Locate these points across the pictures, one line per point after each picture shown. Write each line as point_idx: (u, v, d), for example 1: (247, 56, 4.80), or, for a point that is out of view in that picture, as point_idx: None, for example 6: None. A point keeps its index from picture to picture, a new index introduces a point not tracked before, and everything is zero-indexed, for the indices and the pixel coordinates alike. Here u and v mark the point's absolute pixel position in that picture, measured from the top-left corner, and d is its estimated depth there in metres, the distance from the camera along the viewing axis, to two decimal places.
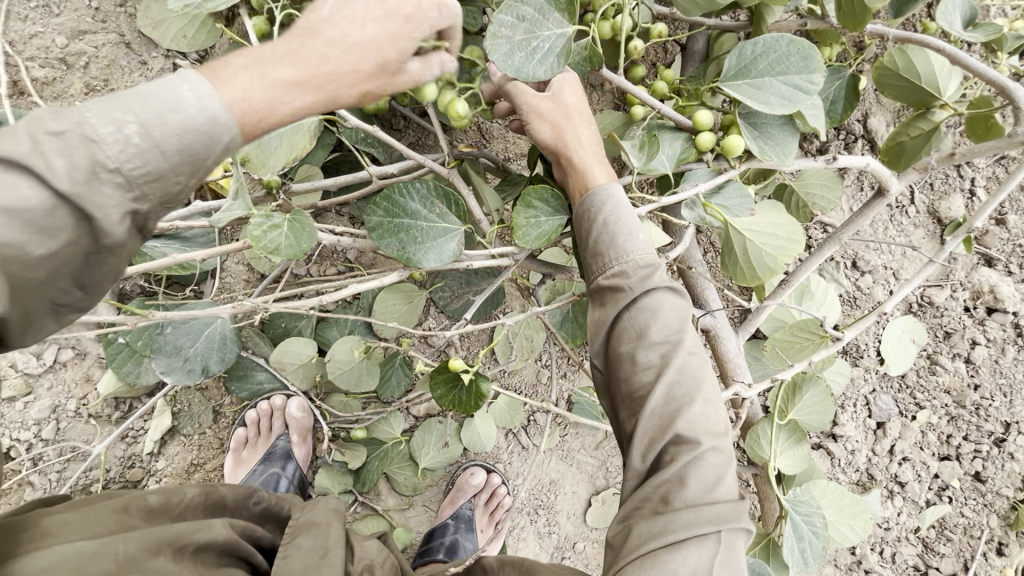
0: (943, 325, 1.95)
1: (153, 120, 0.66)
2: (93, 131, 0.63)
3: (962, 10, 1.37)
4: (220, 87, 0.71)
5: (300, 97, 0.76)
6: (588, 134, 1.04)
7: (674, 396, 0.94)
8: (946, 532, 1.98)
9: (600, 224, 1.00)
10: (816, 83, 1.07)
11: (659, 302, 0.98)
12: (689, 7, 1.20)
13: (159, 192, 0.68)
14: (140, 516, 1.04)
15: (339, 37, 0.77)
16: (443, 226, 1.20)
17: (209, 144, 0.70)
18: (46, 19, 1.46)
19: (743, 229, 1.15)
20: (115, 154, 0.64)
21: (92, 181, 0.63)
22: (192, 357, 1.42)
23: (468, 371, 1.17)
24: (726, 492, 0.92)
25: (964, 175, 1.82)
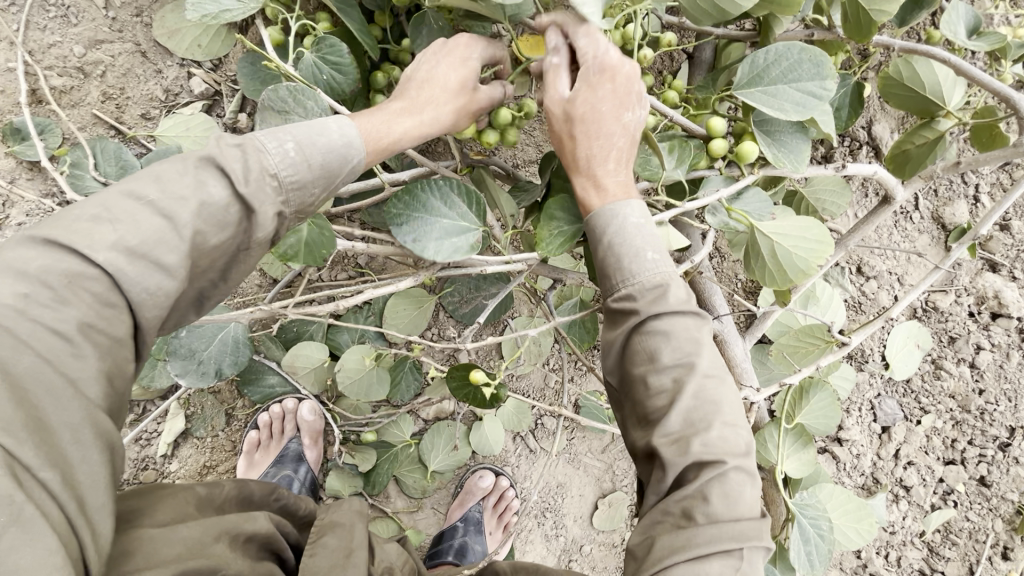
0: (947, 330, 1.96)
1: (305, 140, 0.89)
2: (262, 146, 0.86)
3: (966, 19, 1.39)
4: (356, 123, 0.98)
5: (408, 121, 1.01)
6: (602, 147, 1.01)
7: (690, 421, 0.95)
8: (951, 536, 1.99)
9: (606, 246, 1.02)
10: (829, 89, 1.08)
11: (671, 325, 0.98)
12: (698, 17, 1.19)
13: (297, 199, 0.89)
14: (192, 504, 1.12)
15: (426, 76, 1.04)
16: (462, 224, 1.18)
17: (342, 160, 0.93)
18: (64, 29, 1.49)
19: (771, 232, 1.15)
20: (278, 164, 0.86)
21: (258, 183, 0.84)
22: (206, 360, 1.44)
23: (488, 384, 1.20)
24: (748, 509, 0.94)
25: (968, 182, 1.84)
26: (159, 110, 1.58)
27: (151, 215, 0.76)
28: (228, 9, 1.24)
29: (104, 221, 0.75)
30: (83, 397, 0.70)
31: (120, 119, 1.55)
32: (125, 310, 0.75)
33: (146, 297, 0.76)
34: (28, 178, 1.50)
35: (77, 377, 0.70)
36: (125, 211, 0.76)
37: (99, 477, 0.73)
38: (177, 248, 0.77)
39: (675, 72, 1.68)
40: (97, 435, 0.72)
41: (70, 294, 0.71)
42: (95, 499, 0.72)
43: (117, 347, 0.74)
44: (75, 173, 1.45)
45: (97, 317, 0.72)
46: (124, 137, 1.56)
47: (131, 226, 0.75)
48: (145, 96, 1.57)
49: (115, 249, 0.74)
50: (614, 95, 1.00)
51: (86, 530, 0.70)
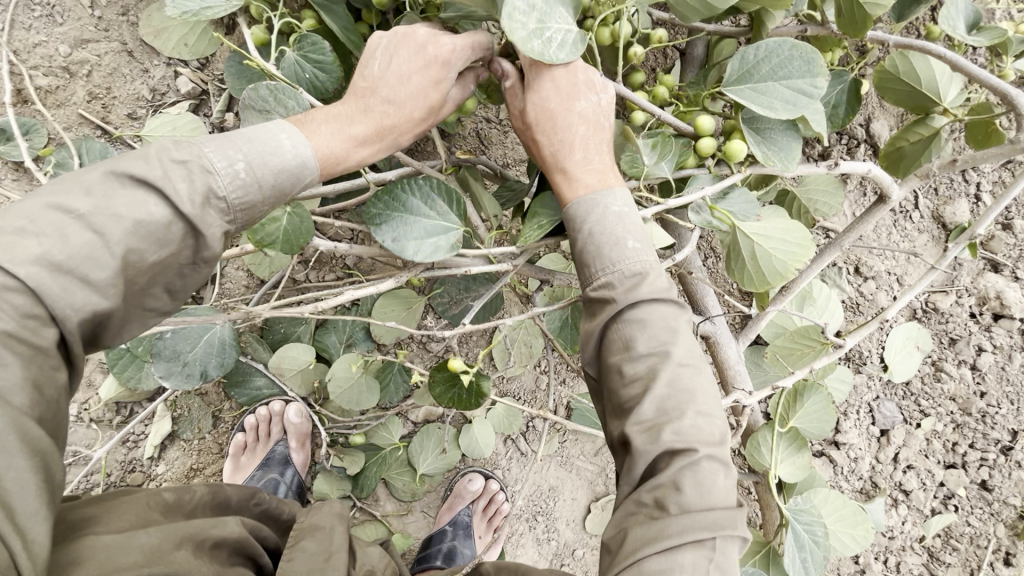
0: (948, 332, 1.92)
1: (256, 159, 0.89)
2: (210, 165, 0.85)
3: (965, 14, 1.35)
4: (312, 138, 0.96)
5: (366, 148, 1.00)
6: (563, 137, 1.00)
7: (665, 408, 0.93)
8: (952, 541, 1.94)
9: (584, 234, 1.00)
10: (820, 87, 1.06)
11: (647, 313, 0.96)
12: (685, 11, 1.15)
13: (245, 218, 0.90)
14: (159, 510, 1.13)
15: (391, 92, 0.98)
16: (442, 223, 1.15)
17: (295, 181, 0.93)
18: (49, 28, 1.48)
19: (752, 233, 1.12)
20: (226, 186, 0.86)
21: (204, 206, 0.84)
22: (191, 362, 1.43)
23: (466, 372, 1.16)
24: (722, 496, 0.91)
25: (969, 180, 1.80)
26: (145, 110, 1.57)
27: (80, 230, 0.77)
28: (209, 6, 1.22)
29: (29, 235, 0.75)
30: (8, 404, 0.70)
31: (106, 119, 1.55)
32: (49, 322, 0.75)
33: (71, 312, 0.76)
34: (14, 179, 1.49)
35: (2, 387, 0.70)
36: (51, 224, 0.76)
37: (27, 484, 0.72)
38: (106, 265, 0.77)
39: (668, 70, 1.66)
40: (24, 442, 0.72)
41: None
42: (24, 504, 0.72)
43: (41, 357, 0.75)
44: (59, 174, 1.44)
45: (19, 328, 0.72)
46: (110, 137, 1.55)
47: (59, 241, 0.76)
48: (132, 96, 1.56)
49: (38, 265, 0.74)
50: (557, 91, 1.00)
51: (16, 539, 0.70)
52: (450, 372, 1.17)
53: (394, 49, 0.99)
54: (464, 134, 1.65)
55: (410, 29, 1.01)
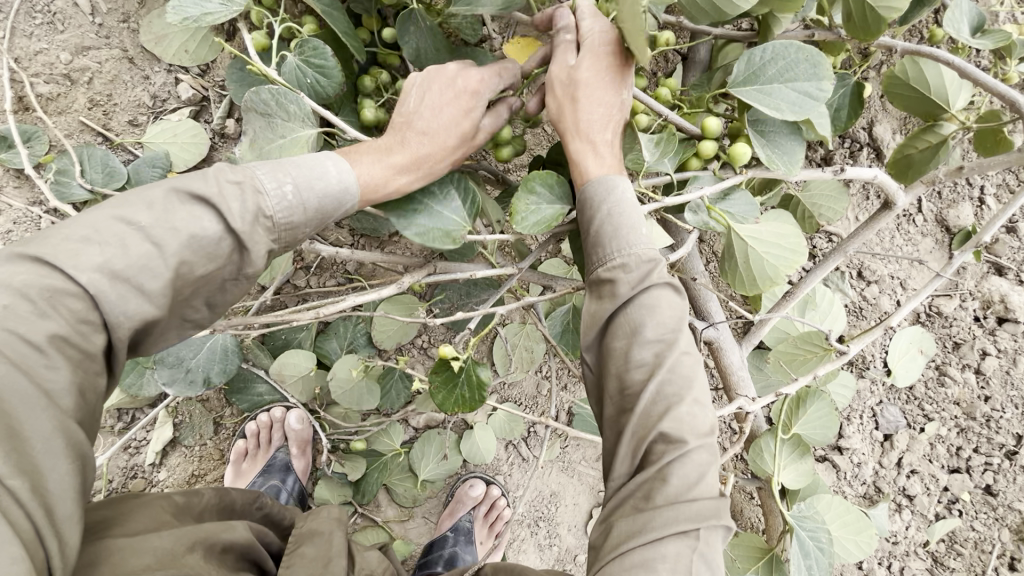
0: (952, 335, 1.91)
1: (304, 183, 0.91)
2: (261, 186, 0.88)
3: (970, 18, 1.34)
4: (356, 166, 0.97)
5: (407, 176, 0.99)
6: (589, 120, 0.98)
7: (665, 394, 0.93)
8: (956, 546, 1.93)
9: (602, 215, 0.97)
10: (824, 90, 1.05)
11: (656, 299, 0.95)
12: (695, 15, 1.14)
13: (289, 238, 0.92)
14: (170, 512, 1.14)
15: (425, 124, 0.99)
16: (445, 216, 1.08)
17: (337, 205, 0.94)
18: (50, 35, 1.48)
19: (747, 236, 1.10)
20: (275, 206, 0.88)
21: (253, 223, 0.86)
22: (194, 368, 1.43)
23: (458, 358, 1.14)
24: (709, 488, 0.91)
25: (974, 183, 1.78)
26: (146, 116, 1.57)
27: (141, 241, 0.79)
28: (210, 12, 1.21)
29: (93, 243, 0.78)
30: (58, 406, 0.73)
31: (107, 126, 1.55)
32: (100, 327, 0.78)
33: (124, 318, 0.79)
34: (15, 186, 1.50)
35: (53, 388, 0.73)
36: (115, 234, 0.79)
37: (68, 487, 0.75)
38: (160, 275, 0.79)
39: (671, 73, 1.65)
40: (68, 446, 0.74)
41: (48, 308, 0.74)
42: (62, 508, 0.74)
43: (88, 361, 0.77)
44: (61, 181, 1.44)
45: (72, 331, 0.75)
46: (111, 144, 1.55)
47: (121, 250, 0.78)
48: (133, 102, 1.56)
49: (100, 272, 0.77)
50: (615, 75, 0.98)
51: (53, 540, 0.72)
52: (444, 362, 1.15)
53: (427, 85, 1.01)
54: None
55: (441, 66, 1.04)
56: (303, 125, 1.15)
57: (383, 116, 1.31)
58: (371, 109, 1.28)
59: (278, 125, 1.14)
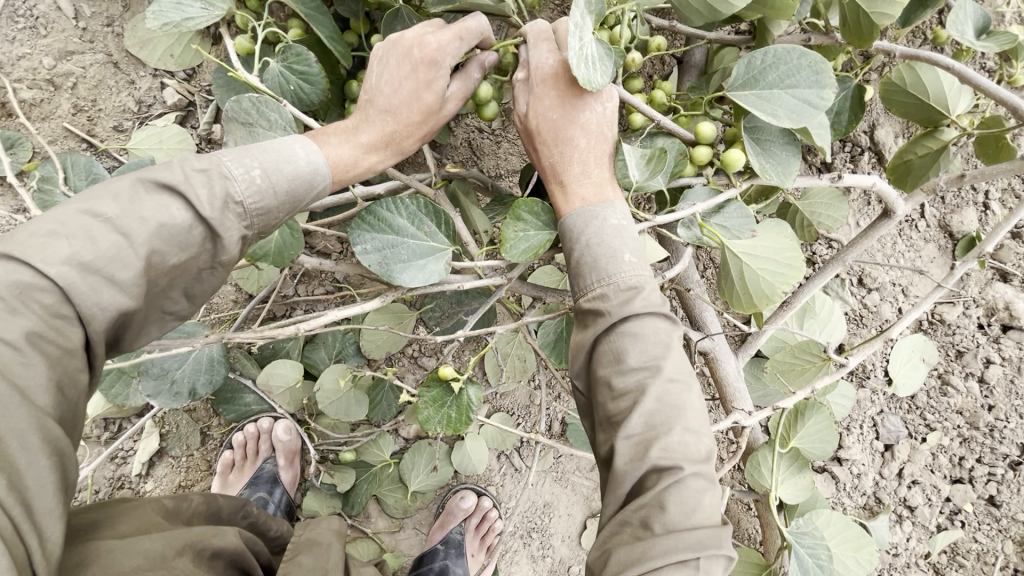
0: (955, 343, 1.87)
1: (272, 166, 0.89)
2: (228, 172, 0.85)
3: (974, 18, 1.30)
4: (324, 149, 0.99)
5: (375, 155, 1.03)
6: (565, 163, 1.01)
7: (652, 424, 0.90)
8: (958, 558, 1.89)
9: (581, 246, 0.98)
10: (827, 99, 1.00)
11: (641, 326, 0.93)
12: (690, 17, 1.11)
13: (262, 223, 0.89)
14: (159, 515, 1.11)
15: (387, 101, 1.01)
16: (430, 245, 1.13)
17: (309, 187, 0.93)
18: (33, 40, 1.45)
19: (740, 252, 1.07)
20: (244, 190, 0.86)
21: (222, 209, 0.84)
22: (179, 379, 1.40)
23: (457, 379, 1.14)
24: (708, 515, 0.88)
25: (977, 189, 1.74)
26: (131, 122, 1.55)
27: (108, 232, 0.77)
28: (191, 16, 1.18)
29: (60, 237, 0.75)
30: (33, 404, 0.70)
31: (91, 132, 1.52)
32: (75, 321, 0.75)
33: (97, 310, 0.76)
34: None
35: (28, 386, 0.70)
36: (81, 227, 0.76)
37: (47, 483, 0.72)
38: (131, 265, 0.77)
39: (666, 77, 1.61)
40: (44, 441, 0.71)
41: (20, 304, 0.71)
42: (42, 503, 0.72)
43: (67, 358, 0.74)
44: (44, 189, 1.41)
45: (46, 327, 0.72)
46: (96, 151, 1.53)
47: (87, 242, 0.76)
48: (117, 108, 1.54)
49: (67, 264, 0.74)
50: (560, 105, 1.00)
51: (34, 537, 0.70)
52: (442, 380, 1.15)
53: (384, 56, 1.02)
54: (456, 144, 1.61)
55: (401, 36, 1.02)
56: (284, 135, 1.11)
57: None
58: None
59: (259, 134, 1.10)
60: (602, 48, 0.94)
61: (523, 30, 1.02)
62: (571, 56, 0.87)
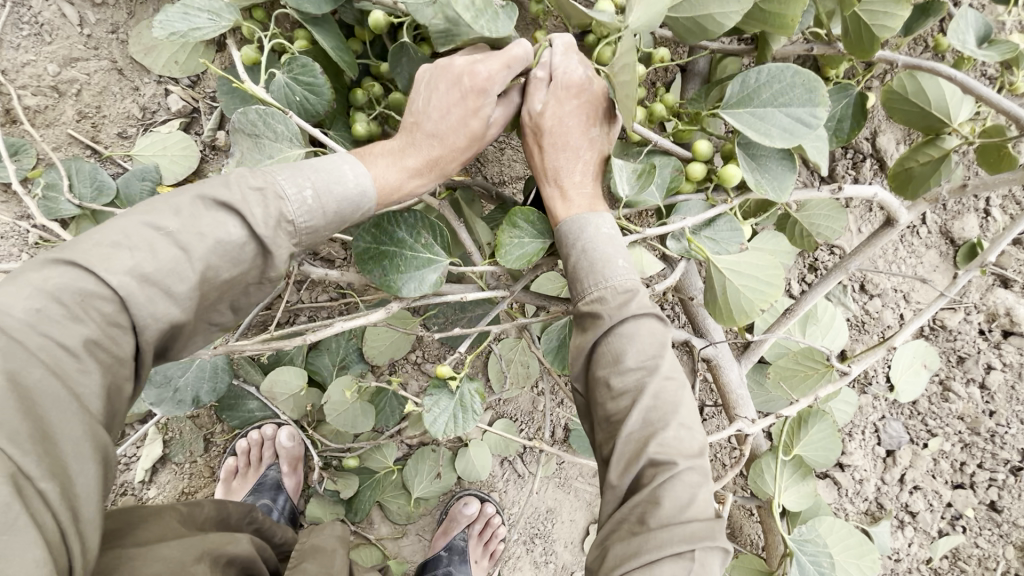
0: (956, 349, 1.88)
1: (323, 188, 0.89)
2: (282, 191, 0.86)
3: (975, 27, 1.31)
4: (370, 169, 0.97)
5: (419, 179, 1.02)
6: (565, 171, 1.03)
7: (648, 420, 0.91)
8: (959, 563, 1.90)
9: (576, 252, 0.99)
10: (819, 117, 1.00)
11: (636, 328, 0.94)
12: (686, 35, 1.11)
13: (310, 241, 0.90)
14: (176, 521, 1.12)
15: (434, 126, 1.00)
16: (427, 257, 1.13)
17: (355, 209, 0.93)
18: (38, 47, 1.45)
19: (724, 267, 1.07)
20: (296, 210, 0.86)
21: (276, 228, 0.84)
22: (182, 387, 1.40)
23: (455, 376, 1.16)
24: (702, 509, 0.88)
25: (979, 195, 1.74)
26: (135, 128, 1.55)
27: (169, 245, 0.77)
28: (198, 27, 1.18)
29: (123, 248, 0.76)
30: (86, 411, 0.71)
31: (96, 138, 1.52)
32: (128, 330, 0.75)
33: (151, 321, 0.76)
34: (3, 200, 1.47)
35: (83, 392, 0.70)
36: (144, 239, 0.77)
37: (93, 491, 0.71)
38: (187, 278, 0.77)
39: (669, 84, 1.61)
40: (95, 449, 0.71)
41: (81, 312, 0.72)
42: (88, 511, 0.71)
43: (117, 365, 0.75)
44: (48, 196, 1.41)
45: (103, 335, 0.73)
46: (101, 157, 1.53)
47: (149, 254, 0.76)
48: (122, 115, 1.54)
49: (130, 275, 0.74)
50: (575, 114, 1.01)
51: (78, 545, 0.69)
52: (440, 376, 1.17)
53: (432, 81, 1.00)
54: None
55: (450, 62, 1.01)
56: (290, 147, 1.14)
57: (374, 129, 1.30)
58: (363, 123, 1.28)
59: (266, 146, 1.12)
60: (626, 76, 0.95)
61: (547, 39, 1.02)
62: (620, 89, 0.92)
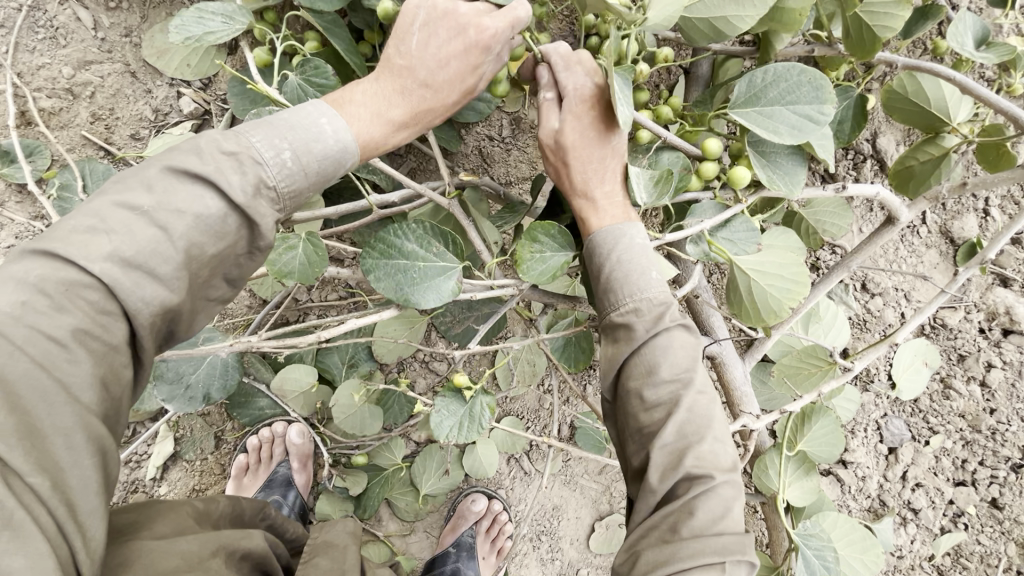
0: (956, 348, 1.90)
1: (302, 148, 0.89)
2: (259, 156, 0.86)
3: (973, 30, 1.33)
4: (348, 121, 0.97)
5: (405, 132, 1.02)
6: (592, 180, 1.04)
7: (683, 434, 0.93)
8: (961, 560, 1.91)
9: (611, 263, 1.00)
10: (827, 114, 1.03)
11: (670, 341, 0.97)
12: (693, 38, 1.14)
13: (292, 207, 0.91)
14: (191, 518, 1.13)
15: (429, 75, 0.99)
16: (439, 264, 1.15)
17: (337, 165, 0.94)
18: (53, 50, 1.48)
19: (748, 268, 1.11)
20: (275, 174, 0.87)
21: (256, 196, 0.84)
22: (194, 384, 1.42)
23: (470, 387, 1.18)
24: (734, 523, 0.91)
25: (978, 195, 1.77)
26: (147, 130, 1.57)
27: (146, 225, 0.77)
28: (213, 31, 1.21)
29: (100, 232, 0.76)
30: (79, 403, 0.71)
31: (109, 140, 1.55)
32: (119, 317, 0.76)
33: (142, 305, 0.76)
34: (17, 201, 1.50)
35: (72, 382, 0.71)
36: (121, 221, 0.77)
37: (90, 483, 0.73)
38: (171, 258, 0.78)
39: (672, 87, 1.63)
40: (90, 440, 0.72)
41: (66, 301, 0.72)
42: (86, 504, 0.73)
43: (112, 354, 0.75)
44: (62, 196, 1.43)
45: (92, 324, 0.73)
46: (113, 158, 1.55)
47: (128, 237, 0.76)
48: (134, 117, 1.56)
49: (111, 261, 0.74)
50: (596, 123, 1.03)
51: (78, 537, 0.71)
52: (456, 385, 1.18)
53: (431, 26, 0.99)
54: (467, 152, 1.65)
55: (449, 12, 0.99)
56: None
57: None
58: None
59: None
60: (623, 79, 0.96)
61: (544, 50, 1.05)
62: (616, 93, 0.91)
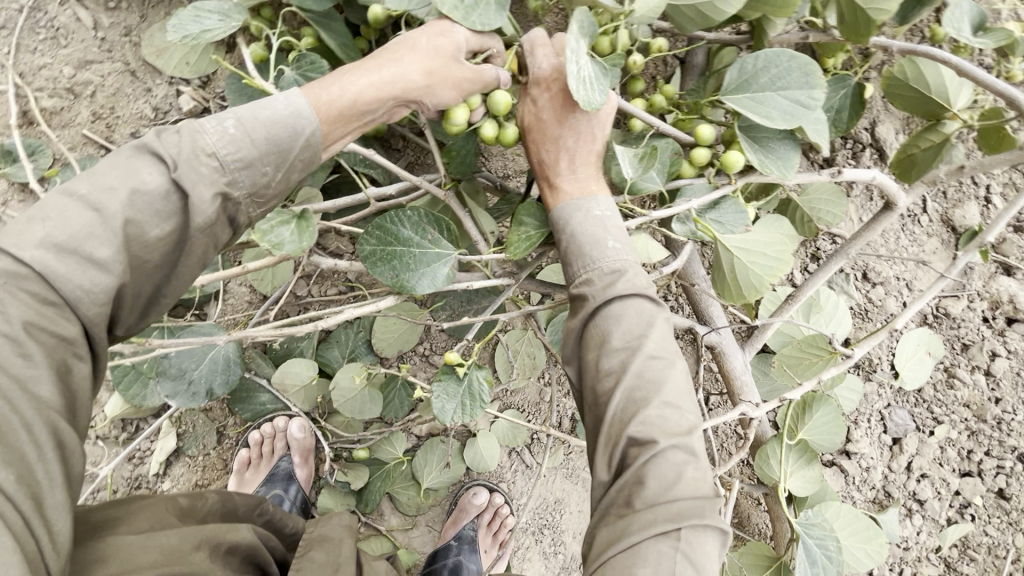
0: (960, 337, 1.89)
1: (247, 116, 0.84)
2: (199, 126, 0.81)
3: (970, 16, 1.32)
4: (307, 91, 0.90)
5: (367, 95, 0.91)
6: (554, 161, 1.03)
7: (633, 399, 0.92)
8: (969, 552, 1.89)
9: (568, 235, 1.02)
10: (818, 99, 1.04)
11: (622, 308, 0.96)
12: (682, 24, 1.14)
13: (247, 178, 0.84)
14: (175, 515, 1.13)
15: (398, 44, 0.95)
16: (435, 251, 1.16)
17: (290, 134, 0.86)
18: (54, 51, 1.50)
19: (732, 245, 1.10)
20: (216, 142, 0.81)
21: (193, 163, 0.80)
22: (196, 380, 1.44)
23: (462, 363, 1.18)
24: (691, 487, 0.88)
25: (978, 183, 1.76)
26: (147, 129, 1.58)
27: (81, 209, 0.75)
28: (208, 28, 1.22)
29: (36, 221, 0.74)
30: (33, 397, 0.71)
31: (109, 138, 1.56)
32: (66, 310, 0.75)
33: (83, 296, 0.75)
34: (20, 200, 1.52)
35: (27, 377, 0.70)
36: (57, 208, 0.75)
37: (55, 476, 0.73)
38: (108, 241, 0.75)
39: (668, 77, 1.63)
40: (49, 431, 0.72)
41: (6, 294, 0.71)
42: (51, 497, 0.73)
43: (64, 346, 0.74)
44: None
45: (39, 316, 0.72)
46: None
47: (61, 222, 0.75)
48: (134, 115, 1.57)
49: (43, 248, 0.73)
50: (557, 102, 1.02)
51: (43, 530, 0.71)
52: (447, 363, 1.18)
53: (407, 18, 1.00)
54: None
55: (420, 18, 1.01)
56: None
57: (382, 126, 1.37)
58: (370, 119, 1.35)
59: None
60: (597, 69, 0.98)
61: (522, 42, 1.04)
62: (570, 67, 0.89)
